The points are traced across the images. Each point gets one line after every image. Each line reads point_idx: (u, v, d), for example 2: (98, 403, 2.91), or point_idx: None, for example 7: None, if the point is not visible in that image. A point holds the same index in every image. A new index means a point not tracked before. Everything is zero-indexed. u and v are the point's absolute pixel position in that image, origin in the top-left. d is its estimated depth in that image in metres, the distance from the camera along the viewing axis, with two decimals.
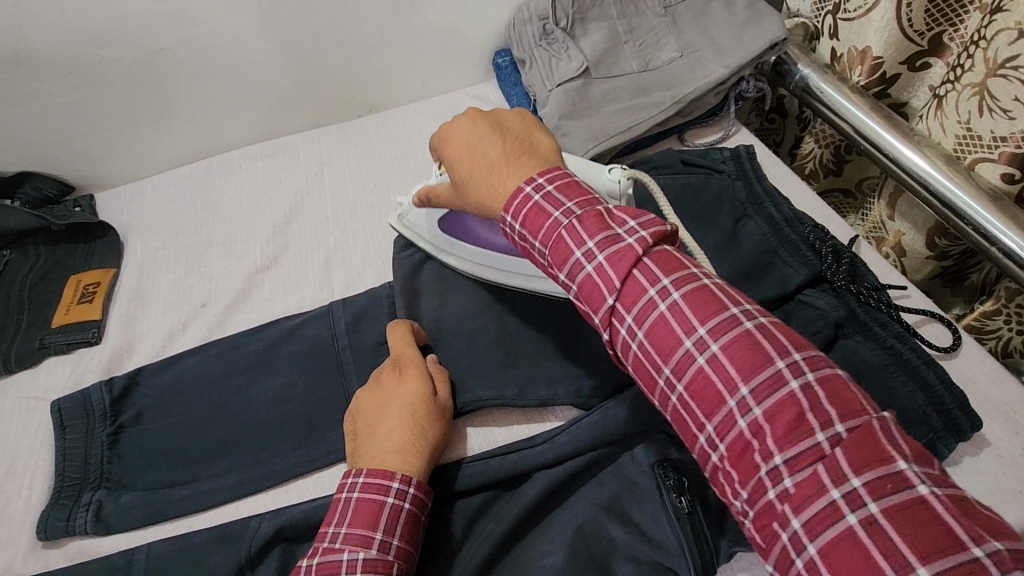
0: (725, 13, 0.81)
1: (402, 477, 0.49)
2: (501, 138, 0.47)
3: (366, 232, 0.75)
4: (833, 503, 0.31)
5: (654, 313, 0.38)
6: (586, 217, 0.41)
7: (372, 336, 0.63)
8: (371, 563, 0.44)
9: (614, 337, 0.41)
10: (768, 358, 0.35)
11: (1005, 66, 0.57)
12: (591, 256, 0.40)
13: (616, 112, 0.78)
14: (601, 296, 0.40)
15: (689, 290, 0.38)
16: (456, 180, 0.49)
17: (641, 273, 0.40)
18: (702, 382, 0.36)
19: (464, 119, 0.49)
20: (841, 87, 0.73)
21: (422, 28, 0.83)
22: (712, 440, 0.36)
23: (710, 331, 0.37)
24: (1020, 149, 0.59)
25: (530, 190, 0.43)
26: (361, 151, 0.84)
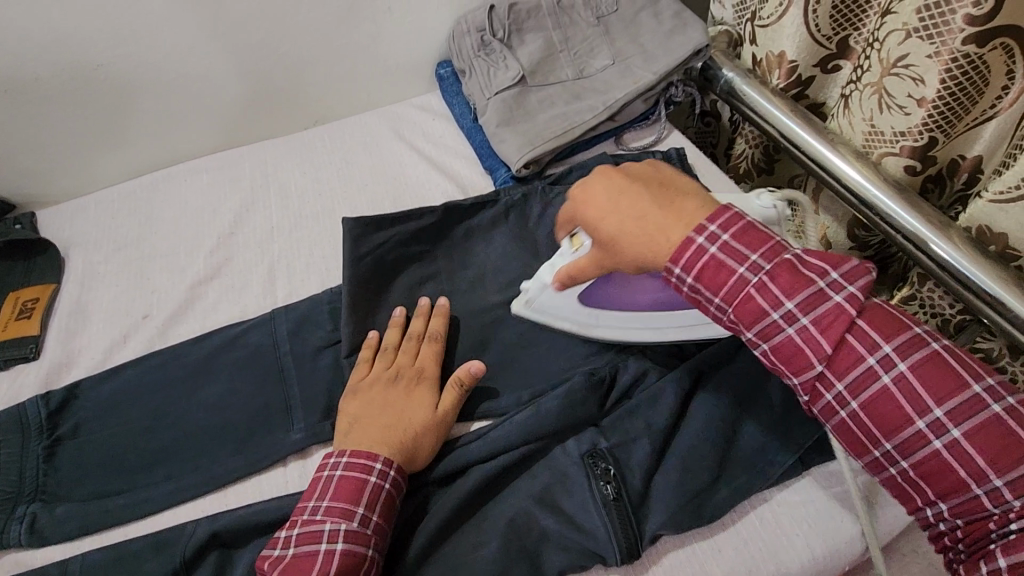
0: (654, 22, 0.85)
1: (385, 459, 0.53)
2: (646, 186, 0.48)
3: (310, 240, 0.76)
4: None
5: (876, 382, 0.42)
6: (779, 277, 0.44)
7: (313, 341, 0.64)
8: (351, 535, 0.49)
9: (816, 399, 0.45)
10: (1019, 444, 0.39)
11: (897, 65, 0.60)
12: (792, 319, 0.44)
13: (551, 118, 0.81)
14: (808, 362, 0.44)
15: (914, 362, 0.42)
16: (598, 236, 0.49)
17: (856, 340, 0.43)
18: (937, 460, 0.41)
19: (596, 175, 0.50)
20: (762, 89, 0.76)
21: (363, 41, 0.85)
22: (938, 502, 0.42)
23: (947, 411, 0.41)
24: (918, 143, 0.62)
25: (703, 242, 0.45)
26: (307, 163, 0.85)
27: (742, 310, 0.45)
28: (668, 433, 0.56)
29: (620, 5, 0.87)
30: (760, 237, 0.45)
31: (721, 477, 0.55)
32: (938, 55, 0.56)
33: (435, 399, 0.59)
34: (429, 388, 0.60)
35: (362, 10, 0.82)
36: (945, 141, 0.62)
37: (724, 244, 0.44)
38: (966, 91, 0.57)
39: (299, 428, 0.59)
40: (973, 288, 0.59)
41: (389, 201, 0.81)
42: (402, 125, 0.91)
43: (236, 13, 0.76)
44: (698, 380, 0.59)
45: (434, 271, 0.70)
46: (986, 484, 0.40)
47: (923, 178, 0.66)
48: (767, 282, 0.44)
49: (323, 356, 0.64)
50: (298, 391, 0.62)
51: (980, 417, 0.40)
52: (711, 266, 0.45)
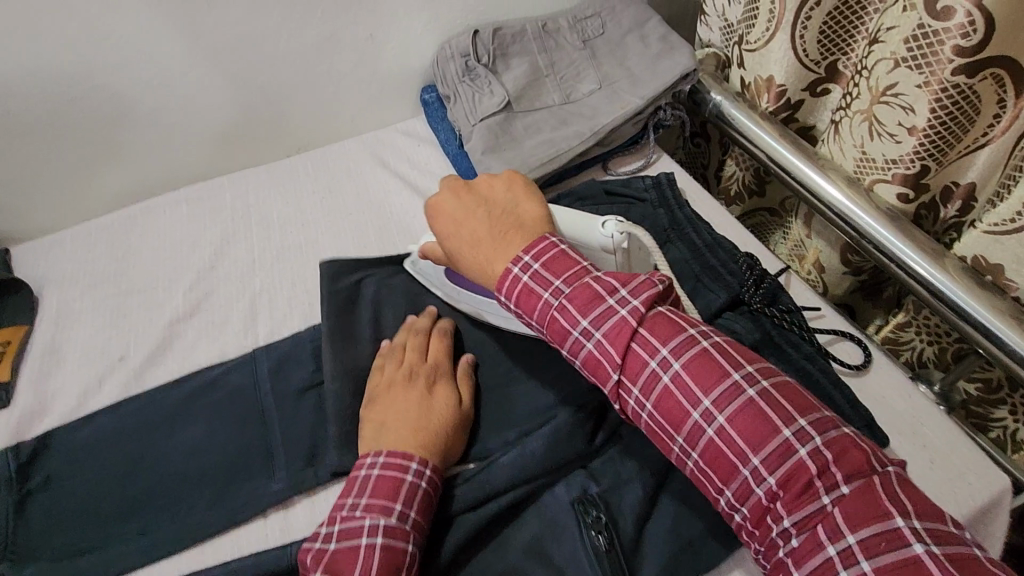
0: (640, 45, 0.85)
1: (421, 458, 0.52)
2: (488, 212, 0.53)
3: (293, 273, 0.75)
4: (831, 559, 0.38)
5: (658, 384, 0.45)
6: (575, 296, 0.47)
7: (295, 380, 0.62)
8: (390, 530, 0.47)
9: (624, 406, 0.47)
10: (773, 427, 0.41)
11: (887, 94, 0.59)
12: (588, 333, 0.46)
13: (538, 145, 0.79)
14: (608, 373, 0.47)
15: (686, 361, 0.44)
16: (448, 251, 0.55)
17: (639, 346, 0.46)
18: (713, 452, 0.43)
19: (450, 195, 0.55)
20: (752, 113, 0.75)
21: (345, 68, 0.84)
22: (732, 503, 0.43)
23: (713, 403, 0.43)
24: (910, 171, 0.61)
25: (518, 271, 0.49)
26: (291, 193, 0.84)
27: (552, 328, 0.48)
28: (660, 475, 0.54)
29: (607, 29, 0.87)
30: (567, 263, 0.49)
31: (718, 523, 0.52)
32: (928, 85, 0.55)
33: (457, 395, 0.59)
34: (447, 384, 0.59)
35: (343, 36, 0.80)
36: (937, 169, 0.61)
37: (535, 273, 0.49)
38: (956, 121, 0.56)
39: (280, 477, 0.57)
40: (970, 320, 0.58)
41: (373, 232, 0.80)
42: (387, 152, 0.89)
43: (214, 43, 0.75)
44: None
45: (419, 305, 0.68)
46: (749, 466, 0.41)
47: (916, 205, 0.65)
48: (567, 303, 0.47)
49: (305, 397, 0.61)
50: (279, 436, 0.59)
51: (738, 405, 0.42)
52: (522, 292, 0.49)
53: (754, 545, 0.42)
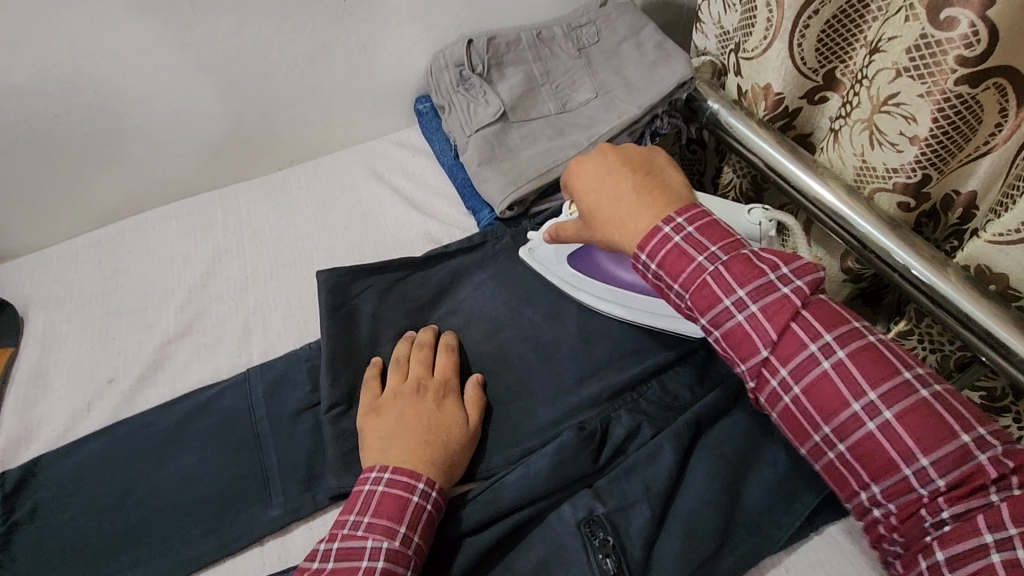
0: (636, 53, 0.84)
1: (428, 480, 0.50)
2: (633, 175, 0.55)
3: (287, 290, 0.73)
4: (986, 546, 0.40)
5: (816, 368, 0.46)
6: (736, 269, 0.49)
7: (291, 401, 0.61)
8: (393, 554, 0.46)
9: (763, 386, 0.48)
10: (947, 428, 0.42)
11: (888, 103, 0.58)
12: (742, 306, 0.48)
13: (535, 155, 0.78)
14: (755, 349, 0.48)
15: (852, 349, 0.45)
16: (583, 212, 0.58)
17: (800, 328, 0.47)
18: (870, 440, 0.44)
19: (595, 156, 0.58)
20: (749, 121, 0.74)
21: (337, 79, 0.83)
22: (880, 493, 0.44)
23: (880, 393, 0.44)
24: (911, 180, 0.61)
25: (671, 234, 0.51)
26: (283, 206, 0.82)
27: (699, 297, 0.49)
28: (668, 495, 0.52)
29: (602, 37, 0.86)
30: (726, 238, 0.50)
31: (727, 543, 0.51)
32: (930, 94, 0.54)
33: (463, 412, 0.57)
34: (456, 401, 0.57)
35: (336, 46, 0.79)
36: (938, 177, 0.60)
37: (688, 237, 0.50)
38: (958, 129, 0.55)
39: (277, 504, 0.55)
40: (975, 328, 0.57)
41: (368, 246, 0.78)
42: (381, 163, 0.88)
43: (202, 55, 0.73)
44: (696, 434, 0.55)
45: (417, 321, 0.67)
46: (914, 461, 0.43)
47: (917, 214, 0.64)
48: (723, 272, 0.49)
49: (301, 419, 0.60)
50: (275, 461, 0.57)
51: (910, 399, 0.44)
52: (672, 256, 0.50)
53: (892, 537, 0.45)
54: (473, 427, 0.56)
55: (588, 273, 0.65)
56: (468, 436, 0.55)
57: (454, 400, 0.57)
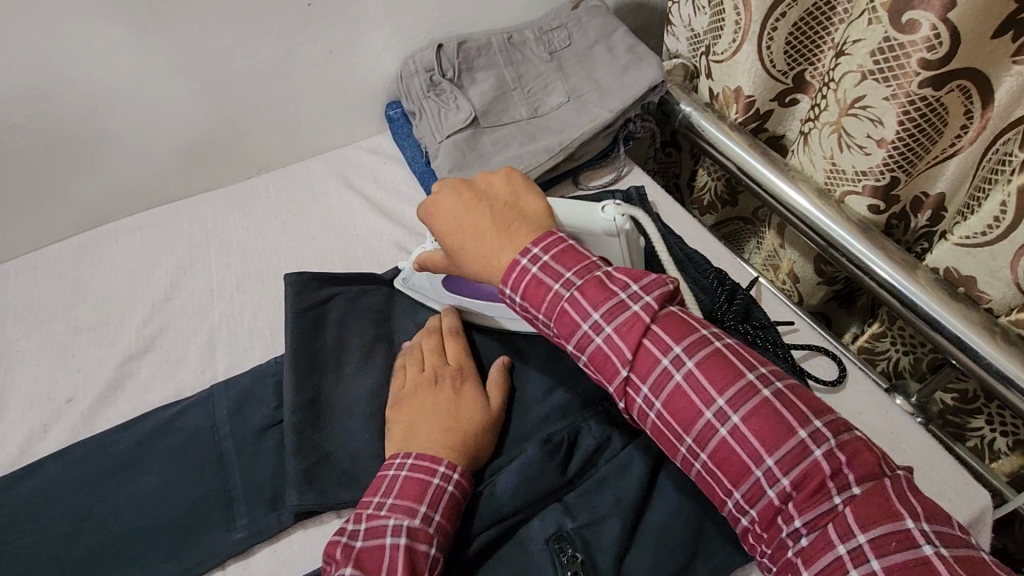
0: (608, 57, 0.83)
1: (449, 463, 0.52)
2: (489, 206, 0.53)
3: (254, 303, 0.71)
4: (842, 558, 0.39)
5: (670, 382, 0.46)
6: (588, 289, 0.48)
7: (256, 419, 0.59)
8: (414, 532, 0.47)
9: (631, 404, 0.48)
10: (789, 429, 0.43)
11: (854, 106, 0.58)
12: (598, 328, 0.48)
13: (506, 161, 0.77)
14: (615, 369, 0.48)
15: (699, 358, 0.46)
16: (447, 248, 0.55)
17: (652, 344, 0.47)
18: (724, 449, 0.44)
19: (449, 190, 0.55)
20: (720, 124, 0.74)
21: (305, 86, 0.81)
22: (742, 504, 0.44)
23: (727, 401, 0.44)
24: (880, 182, 0.60)
25: (527, 263, 0.50)
26: (252, 216, 0.80)
27: (561, 321, 0.49)
28: (638, 508, 0.52)
29: (574, 40, 0.86)
30: (578, 256, 0.50)
31: (698, 556, 0.51)
32: (895, 97, 0.54)
33: (483, 395, 0.58)
34: (476, 385, 0.58)
35: (303, 53, 0.78)
36: (907, 179, 0.60)
37: (544, 265, 0.49)
38: (925, 132, 0.55)
39: (242, 526, 0.54)
40: (942, 332, 0.57)
41: (337, 255, 0.77)
42: (352, 170, 0.87)
43: (164, 63, 0.71)
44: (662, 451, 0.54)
45: (387, 334, 0.66)
46: (762, 466, 0.43)
47: (888, 215, 0.64)
48: (578, 296, 0.48)
49: (266, 437, 0.58)
50: (239, 481, 0.56)
51: (754, 403, 0.44)
52: (532, 284, 0.49)
53: (761, 549, 0.44)
54: (495, 411, 0.57)
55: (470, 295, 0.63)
56: (490, 420, 0.56)
57: (473, 385, 0.58)
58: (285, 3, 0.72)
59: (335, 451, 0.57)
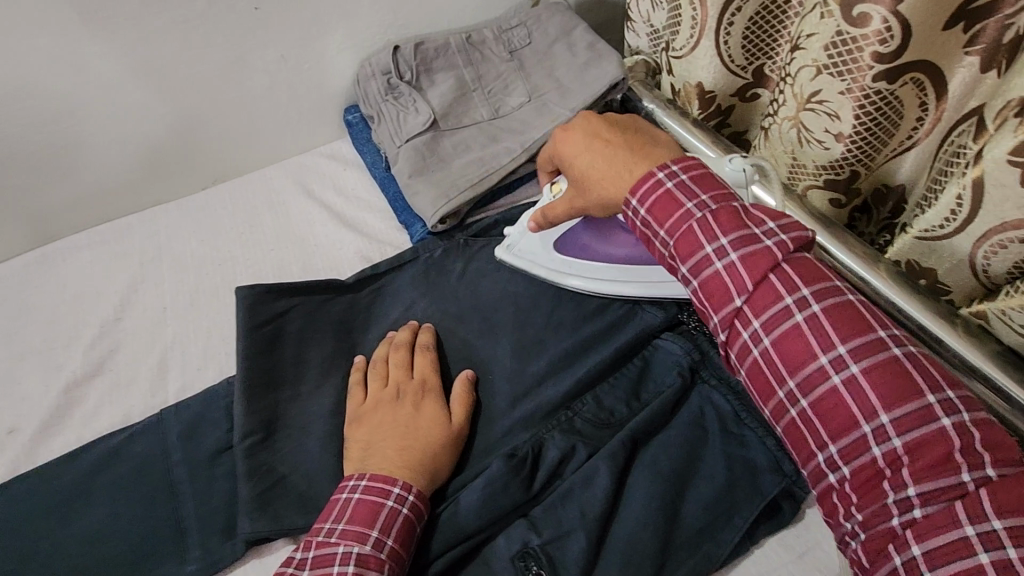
0: (568, 54, 0.82)
1: (405, 483, 0.50)
2: (625, 134, 0.56)
3: (208, 321, 0.69)
4: (966, 539, 0.36)
5: (788, 320, 0.44)
6: (721, 216, 0.47)
7: (210, 444, 0.57)
8: (364, 559, 0.46)
9: (734, 338, 0.46)
10: (918, 391, 0.40)
11: (811, 101, 0.57)
12: (722, 252, 0.46)
13: (466, 164, 0.76)
14: (728, 298, 0.46)
15: (827, 304, 0.43)
16: (576, 174, 0.58)
17: (777, 279, 0.45)
18: (834, 397, 0.42)
19: (580, 120, 0.58)
20: (683, 120, 0.73)
21: (257, 92, 0.78)
22: (837, 461, 0.42)
23: (850, 350, 0.42)
24: (841, 176, 0.60)
25: (663, 177, 0.49)
26: (206, 229, 0.78)
27: (682, 242, 0.48)
28: (604, 520, 0.52)
29: (533, 39, 0.84)
30: (714, 184, 0.49)
31: (664, 565, 0.51)
32: (850, 91, 0.53)
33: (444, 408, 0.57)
34: (437, 399, 0.57)
35: (252, 58, 0.75)
36: (866, 173, 0.60)
37: (680, 182, 0.49)
38: (881, 126, 0.54)
39: (195, 557, 0.52)
40: (906, 321, 0.55)
41: (296, 267, 0.74)
42: (311, 178, 0.84)
43: (100, 75, 0.68)
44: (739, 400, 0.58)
45: (349, 348, 0.64)
46: (875, 421, 0.40)
47: (849, 209, 0.64)
48: (709, 218, 0.47)
49: (220, 462, 0.57)
50: (192, 510, 0.54)
51: (882, 359, 0.41)
52: (663, 200, 0.49)
53: (850, 513, 0.41)
54: (458, 425, 0.56)
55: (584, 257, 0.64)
56: (450, 434, 0.55)
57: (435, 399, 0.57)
58: (231, 8, 0.69)
59: (294, 474, 0.56)
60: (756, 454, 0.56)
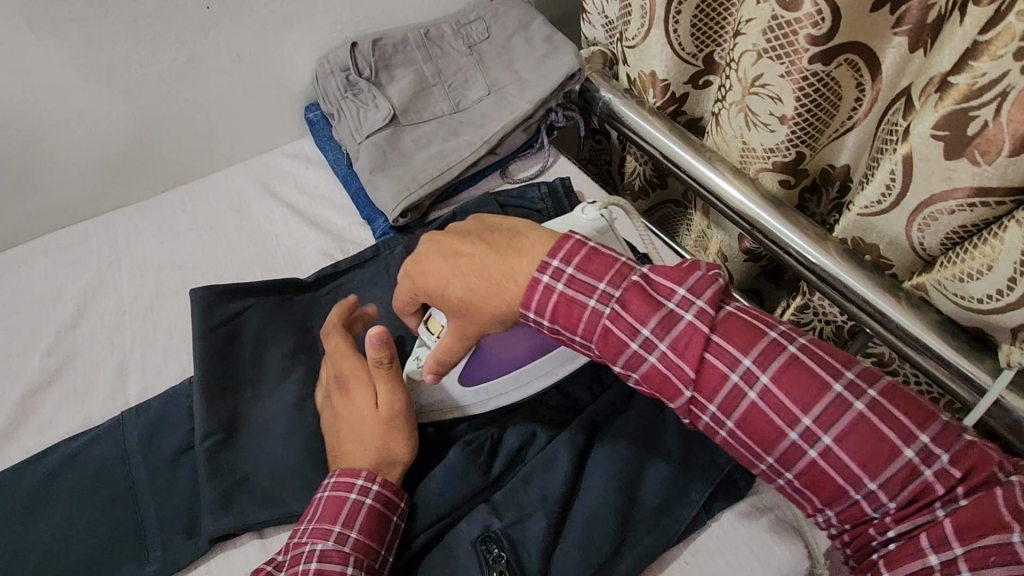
0: (526, 47, 0.83)
1: (367, 474, 0.50)
2: (479, 238, 0.53)
3: (169, 323, 0.69)
4: (931, 568, 0.40)
5: (744, 401, 0.44)
6: (631, 305, 0.46)
7: (172, 444, 0.57)
8: (325, 554, 0.47)
9: (697, 420, 0.47)
10: (884, 444, 0.41)
11: (755, 85, 0.58)
12: (650, 346, 0.46)
13: (426, 159, 0.76)
14: (678, 389, 0.46)
15: (773, 372, 0.44)
16: (453, 303, 0.52)
17: (715, 359, 0.45)
18: (814, 469, 0.43)
19: (427, 246, 0.54)
20: (640, 110, 0.74)
21: (214, 93, 0.78)
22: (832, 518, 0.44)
23: (814, 420, 0.42)
24: (788, 158, 0.61)
25: (550, 280, 0.48)
26: (166, 232, 0.77)
27: (606, 342, 0.48)
28: (563, 502, 0.53)
29: (492, 32, 0.85)
30: (606, 263, 0.48)
31: (623, 544, 0.52)
32: (790, 74, 0.54)
33: (375, 396, 0.54)
34: (364, 385, 0.54)
35: (206, 58, 0.74)
36: (812, 154, 0.61)
37: (571, 279, 0.48)
38: (822, 107, 0.56)
39: (157, 556, 0.53)
40: (852, 297, 0.56)
41: (258, 266, 0.75)
42: (273, 177, 0.84)
43: (47, 78, 0.67)
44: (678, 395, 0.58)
45: (309, 346, 0.64)
46: (863, 488, 0.42)
47: (799, 189, 0.66)
48: (620, 310, 0.47)
49: (182, 462, 0.57)
50: (154, 511, 0.54)
51: (843, 421, 0.42)
52: (562, 305, 0.48)
53: (851, 556, 0.45)
54: (387, 407, 0.53)
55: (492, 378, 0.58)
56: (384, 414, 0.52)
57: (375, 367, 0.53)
58: (181, 7, 0.69)
59: (257, 470, 0.56)
60: None
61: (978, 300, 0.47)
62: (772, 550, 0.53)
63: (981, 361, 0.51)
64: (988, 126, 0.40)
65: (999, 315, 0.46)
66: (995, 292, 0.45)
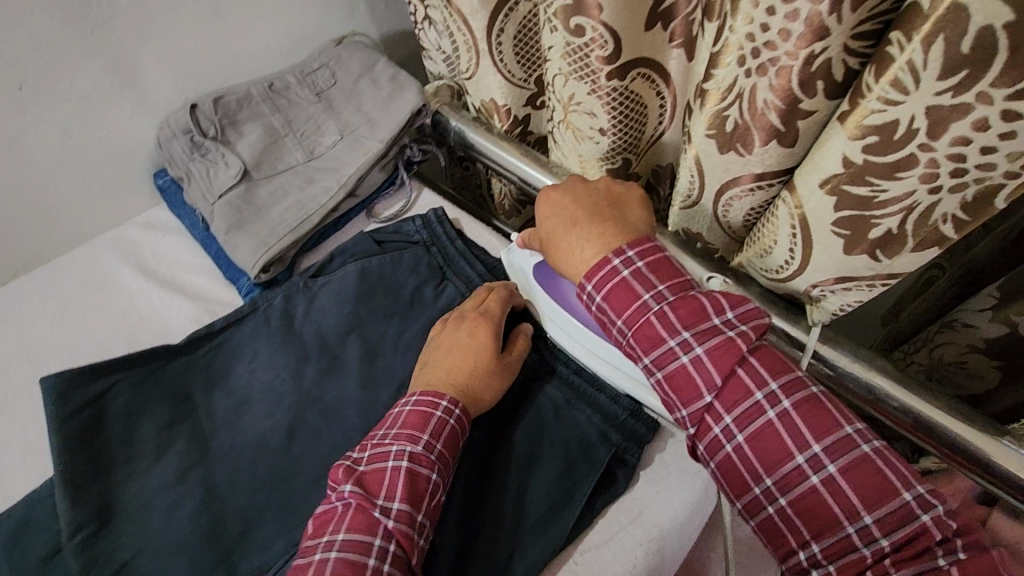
0: (373, 88, 0.85)
1: (452, 397, 0.56)
2: (596, 204, 0.57)
3: (23, 420, 0.65)
4: None
5: (763, 415, 0.48)
6: (675, 309, 0.51)
7: (36, 549, 0.53)
8: (415, 457, 0.51)
9: (704, 432, 0.50)
10: (890, 486, 0.44)
11: (573, 104, 0.62)
12: (688, 347, 0.50)
13: (286, 210, 0.76)
14: (697, 393, 0.50)
15: (795, 399, 0.48)
16: (542, 230, 0.59)
17: (745, 374, 0.49)
18: (813, 494, 0.46)
19: (569, 180, 0.60)
20: (488, 135, 0.79)
21: (45, 173, 0.74)
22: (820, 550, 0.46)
23: (825, 448, 0.46)
24: (615, 165, 0.67)
25: (619, 266, 0.53)
26: (11, 324, 0.72)
27: (642, 335, 0.51)
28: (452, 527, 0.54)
29: (338, 77, 0.86)
30: (670, 274, 0.53)
31: (517, 552, 0.54)
32: (596, 92, 0.59)
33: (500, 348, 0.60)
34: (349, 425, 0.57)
35: (31, 139, 0.71)
36: (637, 158, 0.67)
37: (636, 270, 0.53)
38: (631, 117, 0.62)
39: None
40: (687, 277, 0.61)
41: (120, 343, 0.71)
42: (126, 250, 0.80)
43: None
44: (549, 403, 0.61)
45: (187, 413, 0.62)
46: (858, 520, 0.45)
47: None
48: (667, 310, 0.51)
49: (49, 565, 0.53)
50: None
51: (854, 456, 0.46)
52: (619, 289, 0.53)
53: None
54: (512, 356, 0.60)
55: (543, 291, 0.63)
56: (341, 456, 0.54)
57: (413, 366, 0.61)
58: None
59: (137, 557, 0.54)
60: (590, 429, 0.59)
61: (778, 271, 0.53)
62: (659, 543, 0.55)
63: (797, 322, 0.56)
64: (739, 123, 0.46)
65: (792, 282, 0.53)
66: (783, 263, 0.51)
